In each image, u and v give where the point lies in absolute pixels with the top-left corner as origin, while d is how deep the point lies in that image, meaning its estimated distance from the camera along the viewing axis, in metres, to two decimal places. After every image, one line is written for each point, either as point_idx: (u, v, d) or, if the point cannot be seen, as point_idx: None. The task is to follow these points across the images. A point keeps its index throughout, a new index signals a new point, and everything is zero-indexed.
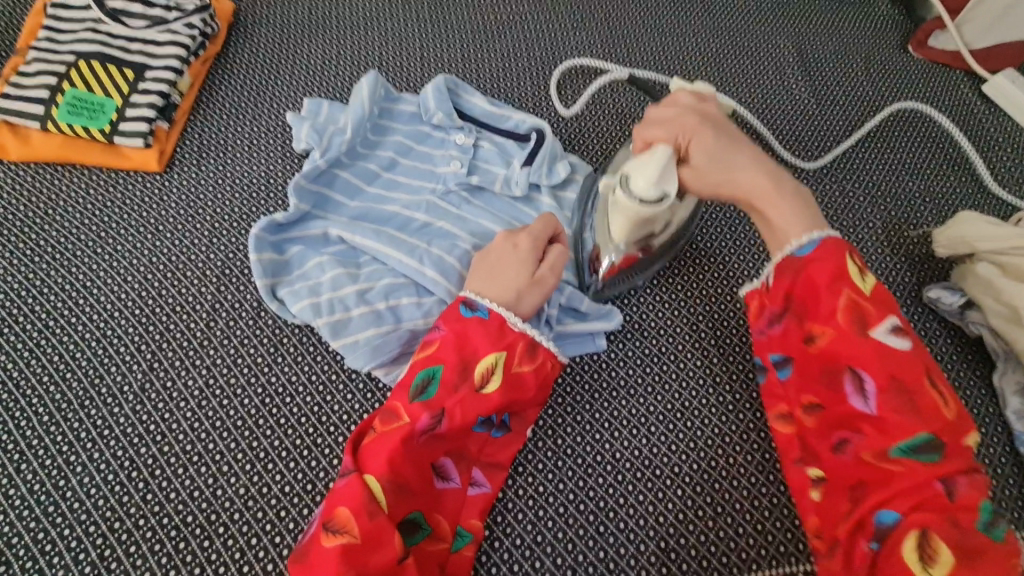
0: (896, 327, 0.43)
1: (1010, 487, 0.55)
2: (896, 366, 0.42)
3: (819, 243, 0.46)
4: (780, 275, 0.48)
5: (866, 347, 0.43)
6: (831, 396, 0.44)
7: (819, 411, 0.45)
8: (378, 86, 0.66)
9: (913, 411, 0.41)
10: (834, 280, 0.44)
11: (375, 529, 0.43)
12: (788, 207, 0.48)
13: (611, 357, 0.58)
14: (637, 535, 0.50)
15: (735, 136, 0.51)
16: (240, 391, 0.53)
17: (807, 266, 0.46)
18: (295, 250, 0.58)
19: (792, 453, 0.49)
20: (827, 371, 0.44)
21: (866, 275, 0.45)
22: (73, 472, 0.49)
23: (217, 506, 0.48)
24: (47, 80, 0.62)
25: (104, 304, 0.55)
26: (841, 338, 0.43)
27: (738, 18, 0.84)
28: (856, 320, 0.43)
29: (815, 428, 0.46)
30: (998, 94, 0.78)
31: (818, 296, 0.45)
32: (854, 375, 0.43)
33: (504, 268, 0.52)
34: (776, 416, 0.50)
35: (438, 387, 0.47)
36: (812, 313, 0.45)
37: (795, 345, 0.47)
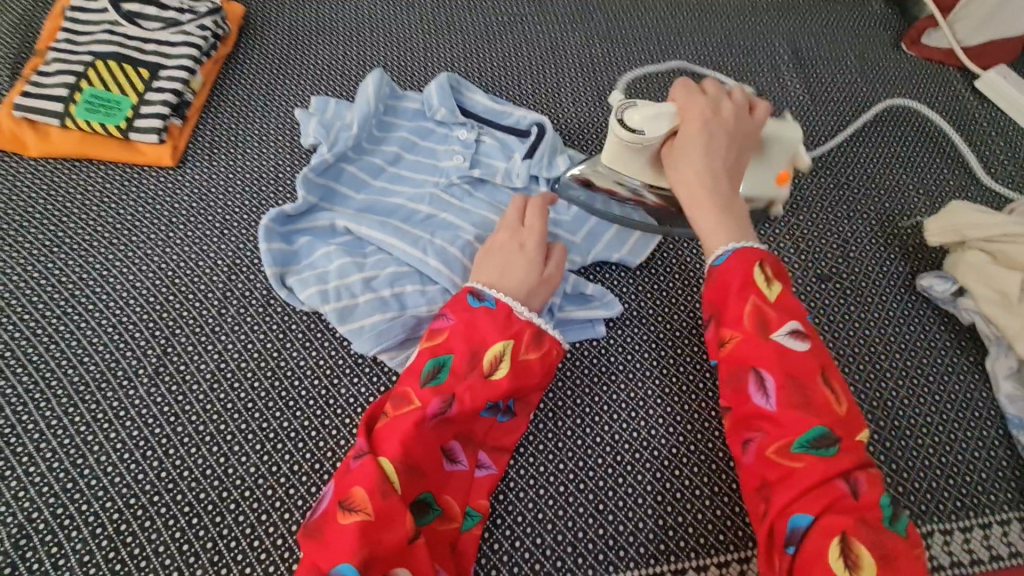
0: (795, 331, 0.44)
1: (1004, 469, 0.56)
2: (795, 366, 0.42)
3: (735, 251, 0.46)
4: (702, 283, 0.48)
5: (767, 350, 0.43)
6: (738, 397, 0.44)
7: (730, 412, 0.45)
8: (384, 84, 0.69)
9: (809, 409, 0.42)
10: (744, 285, 0.45)
11: (389, 508, 0.44)
12: (714, 212, 0.49)
13: (610, 343, 0.59)
14: (637, 515, 0.52)
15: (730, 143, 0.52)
16: (251, 375, 0.54)
17: (721, 273, 0.46)
18: (304, 241, 0.60)
19: None
20: (734, 373, 0.44)
21: (774, 283, 0.45)
22: (90, 451, 0.50)
23: (228, 484, 0.50)
24: (66, 79, 0.65)
25: (120, 292, 0.57)
26: (748, 342, 0.44)
27: (734, 17, 0.86)
28: (761, 323, 0.44)
29: (727, 429, 0.46)
30: (990, 90, 0.80)
31: (727, 300, 0.45)
32: (757, 377, 0.43)
33: (512, 264, 0.54)
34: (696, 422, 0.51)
35: (449, 375, 0.49)
36: (724, 317, 0.45)
37: (709, 351, 0.47)
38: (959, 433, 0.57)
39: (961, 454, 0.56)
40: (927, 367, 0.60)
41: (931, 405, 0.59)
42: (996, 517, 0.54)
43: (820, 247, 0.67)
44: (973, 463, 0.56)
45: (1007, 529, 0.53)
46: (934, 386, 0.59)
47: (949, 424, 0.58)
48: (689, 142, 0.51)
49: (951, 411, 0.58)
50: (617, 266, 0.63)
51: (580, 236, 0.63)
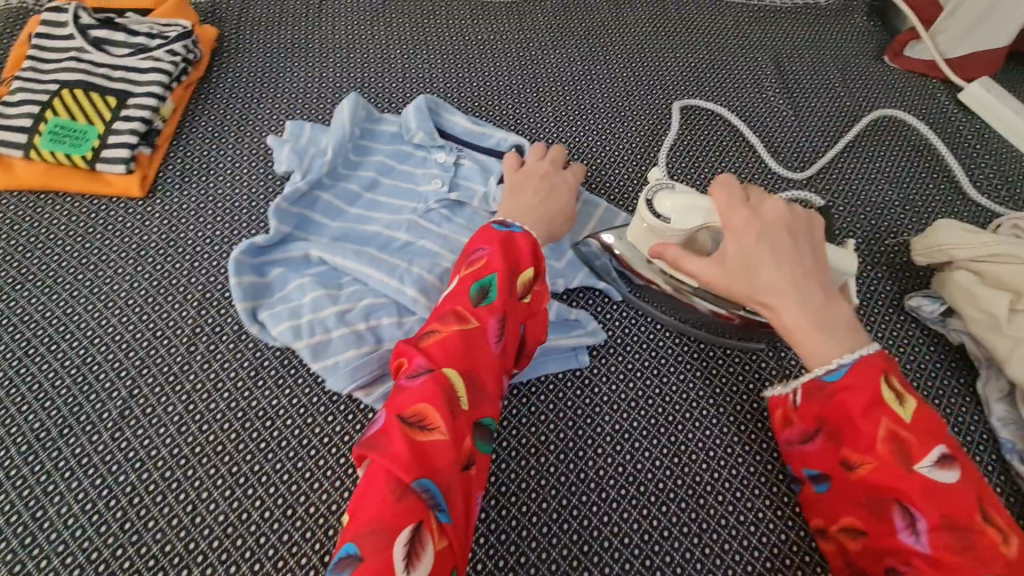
0: (941, 458, 0.40)
1: (997, 496, 0.54)
2: (946, 502, 0.39)
3: (855, 364, 0.43)
4: (812, 399, 0.46)
5: (910, 483, 0.40)
6: (879, 525, 0.41)
7: (864, 537, 0.43)
8: (360, 106, 0.68)
9: (972, 554, 0.38)
10: (870, 406, 0.42)
11: (458, 426, 0.42)
12: (820, 339, 0.44)
13: (594, 372, 0.58)
14: (622, 554, 0.50)
15: (798, 251, 0.46)
16: (221, 416, 0.53)
17: (842, 392, 0.43)
18: (277, 272, 0.58)
19: (839, 571, 0.46)
20: (875, 500, 0.42)
21: (906, 400, 0.42)
22: (52, 502, 0.48)
23: (196, 534, 0.48)
24: (30, 109, 0.63)
25: (85, 331, 0.55)
26: (884, 470, 0.41)
27: (717, 33, 0.85)
28: (898, 450, 0.41)
29: (861, 553, 0.43)
30: (974, 102, 0.79)
31: (855, 422, 0.43)
32: (903, 510, 0.40)
33: (548, 187, 0.60)
34: (816, 532, 0.48)
35: (497, 296, 0.48)
36: (849, 439, 0.43)
37: (836, 469, 0.44)
38: None
39: None
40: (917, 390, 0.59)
41: None
42: None
43: None
44: None
45: None
46: None
47: None
48: (748, 260, 0.46)
49: None
50: (600, 292, 0.62)
51: (563, 261, 0.61)
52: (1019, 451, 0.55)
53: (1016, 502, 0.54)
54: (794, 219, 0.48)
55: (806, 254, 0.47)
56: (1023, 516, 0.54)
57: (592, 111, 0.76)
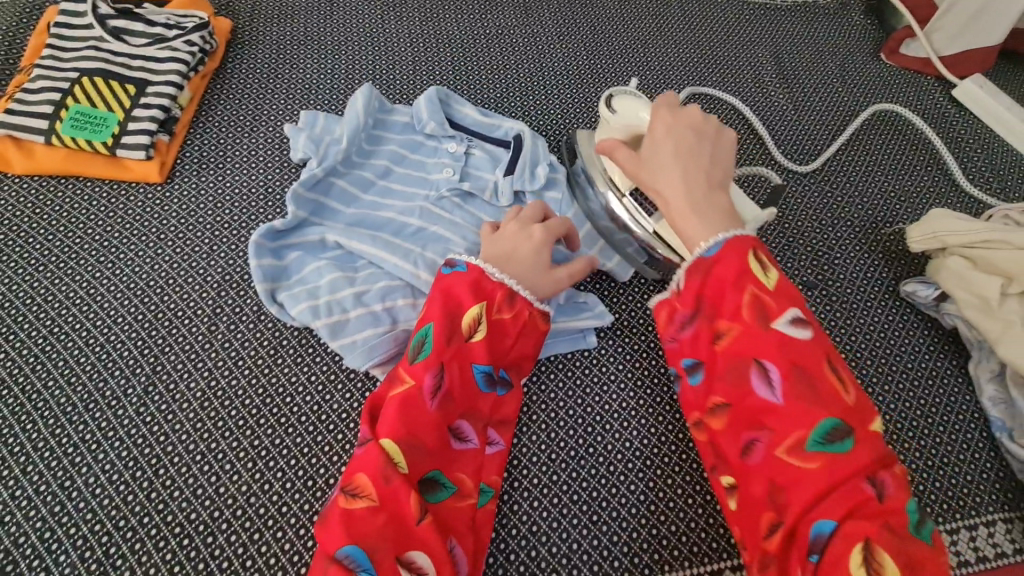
0: (795, 318, 0.43)
1: (987, 471, 0.57)
2: (799, 354, 0.42)
3: (726, 242, 0.46)
4: (689, 277, 0.47)
5: (768, 340, 0.43)
6: (738, 392, 0.44)
7: (728, 409, 0.45)
8: (373, 97, 0.69)
9: (817, 401, 0.41)
10: (738, 278, 0.45)
11: (391, 493, 0.44)
12: (693, 216, 0.49)
13: (601, 353, 0.60)
14: (630, 525, 0.52)
15: (698, 141, 0.52)
16: (241, 392, 0.54)
17: (714, 266, 0.46)
18: (294, 256, 0.60)
19: (707, 459, 0.48)
20: (733, 367, 0.44)
21: (770, 271, 0.46)
22: (78, 473, 0.50)
23: (220, 503, 0.49)
24: (51, 96, 0.64)
25: (108, 311, 0.57)
26: (747, 334, 0.44)
27: (718, 30, 0.88)
28: (761, 315, 0.44)
29: (724, 429, 0.45)
30: (966, 98, 0.82)
31: (724, 293, 0.45)
32: (760, 369, 0.43)
33: (519, 250, 0.55)
34: (693, 424, 0.49)
35: (433, 345, 0.50)
36: (720, 311, 0.46)
37: (705, 347, 0.47)
38: (944, 437, 0.58)
39: (946, 456, 0.57)
40: (911, 371, 0.61)
41: (916, 408, 0.60)
42: (981, 519, 0.54)
43: (806, 255, 0.68)
44: (957, 465, 0.57)
45: (992, 530, 0.54)
46: (918, 390, 0.60)
47: (934, 427, 0.59)
48: (652, 153, 0.52)
49: (936, 415, 0.59)
50: (606, 277, 0.64)
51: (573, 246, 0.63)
52: (1009, 428, 0.57)
53: (1005, 478, 0.56)
54: (705, 123, 0.54)
55: (703, 143, 0.52)
56: (1012, 490, 0.56)
57: (599, 104, 0.78)
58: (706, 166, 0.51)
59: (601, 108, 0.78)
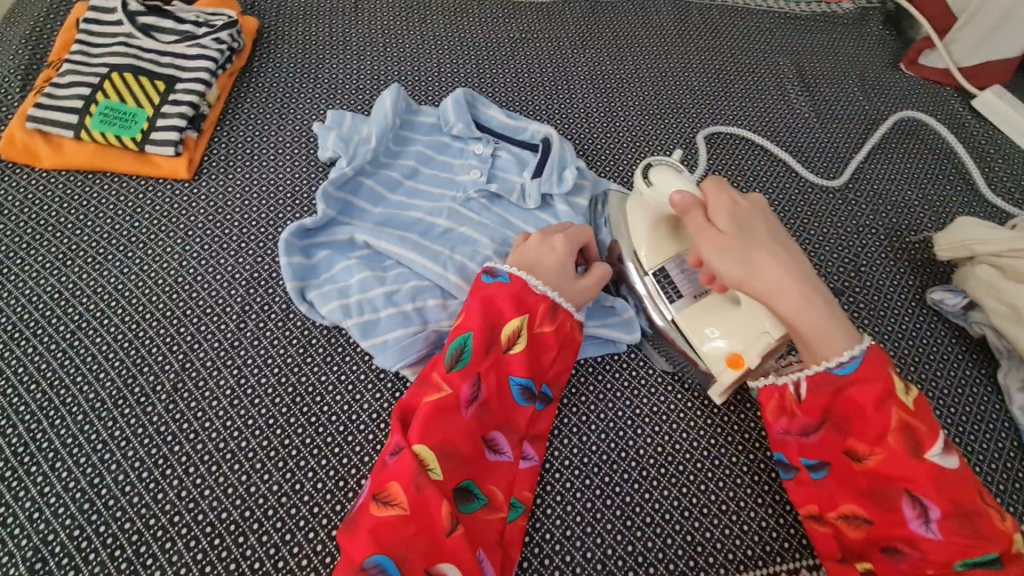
0: (946, 450, 0.44)
1: (1019, 481, 0.56)
2: (953, 486, 0.43)
3: (864, 357, 0.46)
4: (813, 393, 0.47)
5: (920, 470, 0.43)
6: (887, 516, 0.44)
7: (866, 525, 0.45)
8: (400, 98, 0.69)
9: (975, 533, 0.42)
10: (880, 402, 0.45)
11: (423, 501, 0.44)
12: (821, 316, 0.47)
13: (631, 357, 0.60)
14: (664, 530, 0.51)
15: (759, 246, 0.49)
16: (271, 391, 0.54)
17: (849, 386, 0.46)
18: (323, 255, 0.60)
19: (827, 543, 0.48)
20: (881, 491, 0.45)
21: (909, 391, 0.47)
22: (108, 470, 0.49)
23: (251, 503, 0.49)
24: (80, 91, 0.64)
25: (137, 307, 0.57)
26: (893, 461, 0.44)
27: (740, 38, 0.88)
28: (909, 440, 0.44)
29: (863, 556, 0.46)
30: (986, 109, 0.82)
31: (863, 415, 0.46)
32: (914, 501, 0.43)
33: (544, 265, 0.55)
34: (805, 516, 0.49)
35: (472, 355, 0.50)
36: (858, 431, 0.46)
37: (842, 475, 0.47)
38: (975, 446, 0.58)
39: (977, 465, 0.57)
40: (941, 379, 0.61)
41: (947, 416, 0.59)
42: None
43: (832, 263, 0.68)
44: (989, 474, 0.57)
45: None
46: (948, 398, 0.60)
47: (965, 436, 0.58)
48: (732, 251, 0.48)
49: (966, 423, 0.59)
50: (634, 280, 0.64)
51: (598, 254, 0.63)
52: None
53: None
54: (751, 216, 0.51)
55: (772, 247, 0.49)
56: None
57: (623, 108, 0.79)
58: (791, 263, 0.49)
59: (625, 112, 0.78)
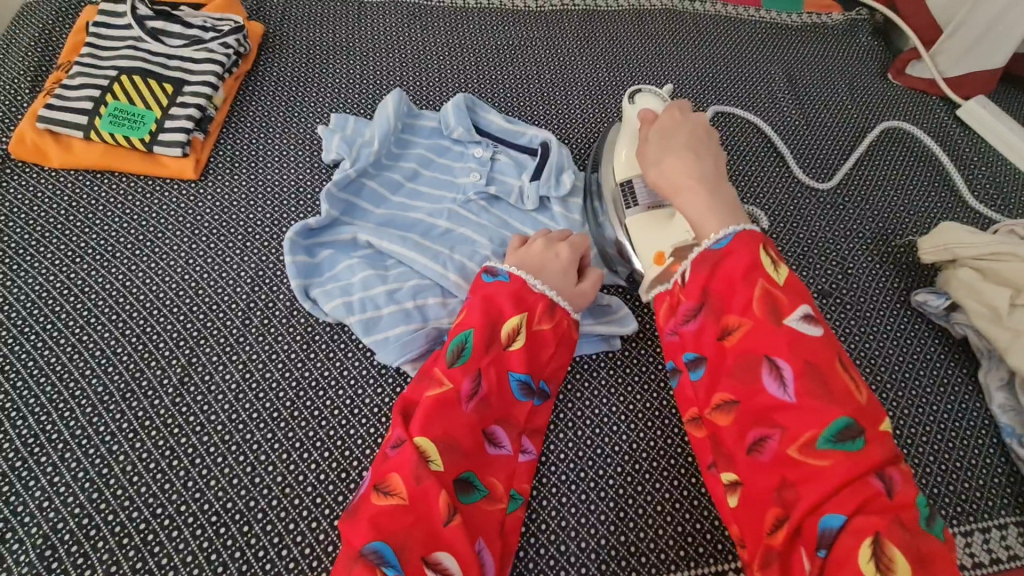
0: (806, 315, 0.45)
1: (999, 475, 0.59)
2: (809, 351, 0.44)
3: (738, 234, 0.49)
4: (694, 272, 0.50)
5: (778, 335, 0.45)
6: (747, 390, 0.45)
7: (736, 406, 0.46)
8: (402, 102, 0.71)
9: (830, 396, 0.43)
10: (748, 271, 0.47)
11: (423, 492, 0.45)
12: (704, 200, 0.53)
13: (626, 355, 0.61)
14: (656, 522, 0.53)
15: (673, 150, 0.56)
16: (275, 385, 0.55)
17: (723, 259, 0.49)
18: (326, 254, 0.61)
19: (708, 457, 0.50)
20: (744, 363, 0.46)
21: (780, 267, 0.48)
22: (116, 461, 0.50)
23: (255, 494, 0.50)
24: (91, 92, 0.66)
25: (144, 302, 0.58)
26: (757, 329, 0.46)
27: (732, 47, 0.91)
28: (770, 310, 0.46)
29: (729, 425, 0.47)
30: (971, 118, 0.85)
31: (733, 289, 0.48)
32: (771, 365, 0.45)
33: (550, 269, 0.57)
34: (688, 421, 0.52)
35: (473, 350, 0.52)
36: (728, 306, 0.48)
37: (709, 341, 0.49)
38: (957, 442, 0.60)
39: (959, 461, 0.59)
40: (924, 378, 0.63)
41: (929, 413, 0.61)
42: (994, 521, 0.56)
43: (820, 265, 0.71)
44: (970, 470, 0.59)
45: (1005, 533, 0.56)
46: (931, 397, 0.62)
47: (947, 432, 0.60)
48: (661, 144, 0.57)
49: (948, 420, 0.61)
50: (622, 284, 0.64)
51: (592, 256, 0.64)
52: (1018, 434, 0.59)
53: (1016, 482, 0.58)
54: (697, 137, 0.58)
55: (699, 151, 0.56)
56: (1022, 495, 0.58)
57: (619, 114, 0.81)
58: (713, 172, 0.55)
59: (621, 118, 0.80)
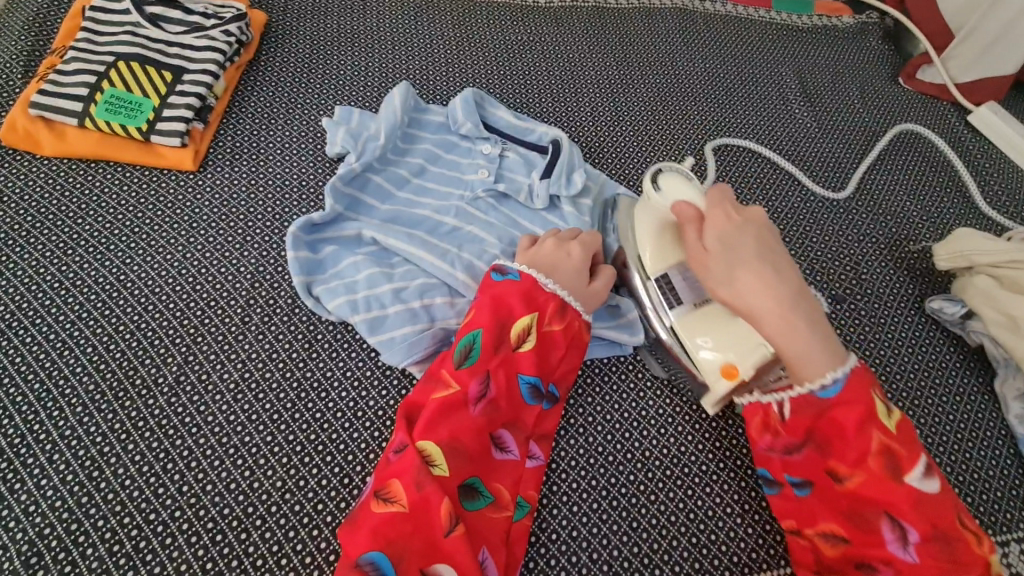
0: (925, 471, 0.44)
1: (1016, 486, 0.57)
2: (931, 510, 0.43)
3: (848, 380, 0.46)
4: (798, 412, 0.47)
5: (899, 494, 0.44)
6: (863, 537, 0.45)
7: (843, 544, 0.45)
8: (410, 96, 0.69)
9: (950, 556, 0.43)
10: (862, 423, 0.45)
11: (423, 498, 0.44)
12: (799, 329, 0.47)
13: (638, 359, 0.60)
14: (669, 532, 0.51)
15: (744, 264, 0.49)
16: (276, 385, 0.53)
17: (834, 408, 0.46)
18: (329, 250, 0.59)
19: (800, 563, 0.49)
20: (863, 514, 0.45)
21: (890, 411, 0.46)
22: (107, 464, 0.48)
23: (254, 499, 0.48)
24: (86, 79, 0.63)
25: (139, 297, 0.56)
26: (873, 483, 0.44)
27: (744, 48, 0.90)
28: (890, 466, 0.44)
29: (835, 556, 0.46)
30: (982, 124, 0.84)
31: (845, 438, 0.45)
32: (893, 524, 0.44)
33: (561, 268, 0.55)
34: (787, 529, 0.49)
35: (481, 352, 0.50)
36: (839, 454, 0.45)
37: (818, 473, 0.47)
38: (973, 452, 0.59)
39: (976, 472, 0.58)
40: (939, 387, 0.62)
41: (944, 423, 0.60)
42: (1012, 534, 0.55)
43: (833, 270, 0.69)
44: (987, 481, 0.57)
45: None
46: (947, 407, 0.61)
47: (963, 442, 0.59)
48: (722, 276, 0.49)
49: (965, 430, 0.60)
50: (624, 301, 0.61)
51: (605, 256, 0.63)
52: None
53: None
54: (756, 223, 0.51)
55: (765, 250, 0.50)
56: None
57: (629, 113, 0.79)
58: (795, 286, 0.49)
59: (632, 117, 0.79)
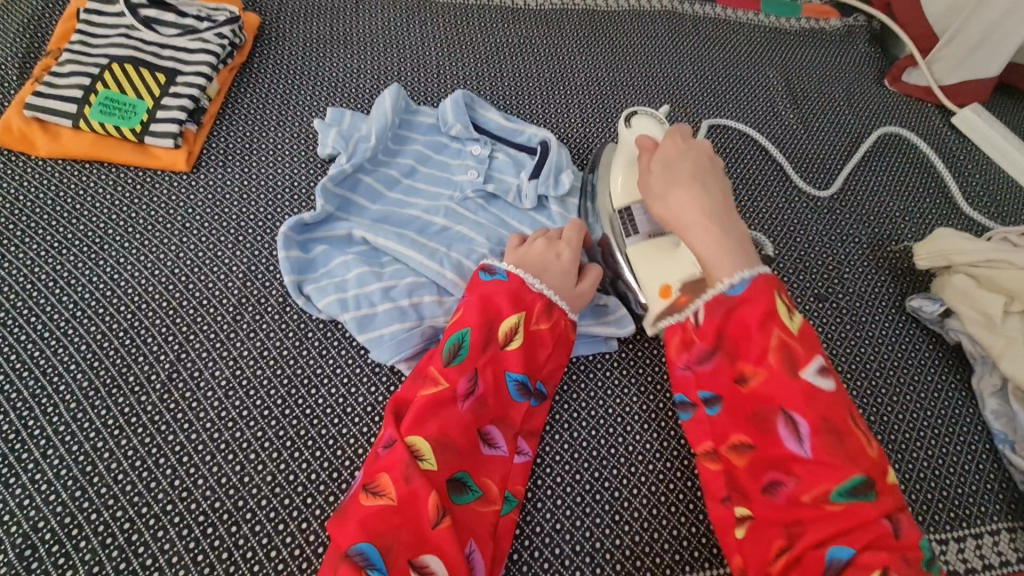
0: (822, 368, 0.45)
1: (990, 481, 0.59)
2: (825, 408, 0.44)
3: (751, 282, 0.48)
4: (709, 316, 0.49)
5: (795, 388, 0.44)
6: (764, 437, 0.45)
7: (750, 450, 0.46)
8: (400, 97, 0.70)
9: (845, 454, 0.43)
10: (764, 319, 0.47)
11: (412, 492, 0.45)
12: (714, 235, 0.51)
13: (622, 356, 0.61)
14: (651, 524, 0.53)
15: (677, 184, 0.55)
16: (267, 382, 0.54)
17: (740, 306, 0.48)
18: (320, 249, 0.60)
19: (717, 490, 0.50)
20: (761, 412, 0.46)
21: (794, 315, 0.48)
22: (101, 458, 0.49)
23: (244, 493, 0.49)
24: (81, 81, 0.64)
25: (132, 296, 0.57)
26: (773, 378, 0.45)
27: (731, 50, 0.91)
28: (786, 357, 0.45)
29: (744, 468, 0.47)
30: (965, 126, 0.85)
31: (750, 335, 0.47)
32: (786, 419, 0.44)
33: (548, 268, 0.56)
34: (703, 454, 0.51)
35: (469, 350, 0.51)
36: (744, 352, 0.47)
37: (725, 383, 0.48)
38: (950, 447, 0.60)
39: (951, 467, 0.59)
40: (918, 383, 0.64)
41: (922, 419, 0.62)
42: (986, 527, 0.56)
43: (816, 269, 0.71)
44: (962, 476, 0.59)
45: (997, 538, 0.56)
46: (925, 403, 0.63)
47: (939, 438, 0.61)
48: (659, 195, 0.55)
49: (941, 426, 0.61)
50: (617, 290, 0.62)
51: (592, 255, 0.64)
52: (1010, 441, 0.59)
53: (1007, 489, 0.59)
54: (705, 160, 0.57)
55: (704, 179, 0.55)
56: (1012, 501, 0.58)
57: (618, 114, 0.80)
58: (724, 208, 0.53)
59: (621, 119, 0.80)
